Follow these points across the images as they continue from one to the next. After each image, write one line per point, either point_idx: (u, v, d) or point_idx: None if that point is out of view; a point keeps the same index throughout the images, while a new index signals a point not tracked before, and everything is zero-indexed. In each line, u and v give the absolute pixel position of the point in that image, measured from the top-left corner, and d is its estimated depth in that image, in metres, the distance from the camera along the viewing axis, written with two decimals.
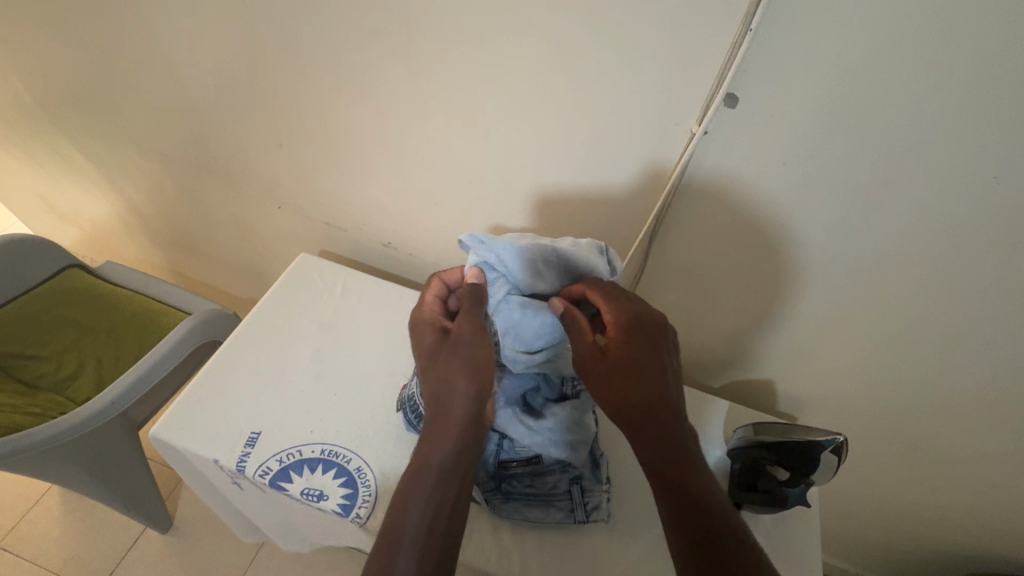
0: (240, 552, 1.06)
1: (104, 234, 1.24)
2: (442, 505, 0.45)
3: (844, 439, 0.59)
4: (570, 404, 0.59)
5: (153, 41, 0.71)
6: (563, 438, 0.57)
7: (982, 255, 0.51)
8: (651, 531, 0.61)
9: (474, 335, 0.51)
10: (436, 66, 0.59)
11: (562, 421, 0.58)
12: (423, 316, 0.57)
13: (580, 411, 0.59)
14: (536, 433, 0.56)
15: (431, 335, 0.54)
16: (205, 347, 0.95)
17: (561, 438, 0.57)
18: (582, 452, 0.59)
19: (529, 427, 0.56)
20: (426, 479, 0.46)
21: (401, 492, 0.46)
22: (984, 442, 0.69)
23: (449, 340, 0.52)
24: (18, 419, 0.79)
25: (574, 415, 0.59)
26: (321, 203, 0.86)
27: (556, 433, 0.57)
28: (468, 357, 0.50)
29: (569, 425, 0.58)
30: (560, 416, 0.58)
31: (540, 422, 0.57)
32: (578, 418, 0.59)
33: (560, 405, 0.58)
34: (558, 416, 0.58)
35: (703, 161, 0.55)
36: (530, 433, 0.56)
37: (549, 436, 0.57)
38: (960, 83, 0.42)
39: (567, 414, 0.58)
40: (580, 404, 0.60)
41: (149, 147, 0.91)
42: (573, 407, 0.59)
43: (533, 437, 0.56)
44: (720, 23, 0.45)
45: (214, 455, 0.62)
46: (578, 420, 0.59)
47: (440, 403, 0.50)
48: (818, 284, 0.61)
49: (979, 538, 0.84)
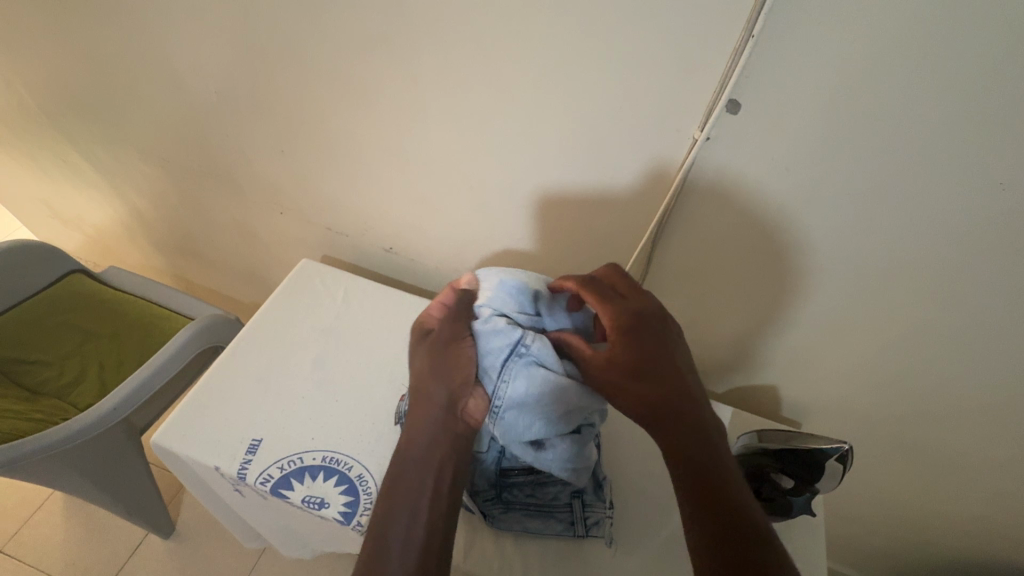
0: (241, 559, 1.05)
1: (107, 239, 1.25)
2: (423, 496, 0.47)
3: (850, 447, 0.57)
4: (571, 437, 0.53)
5: (157, 48, 0.72)
6: (565, 465, 0.54)
7: (986, 262, 0.51)
8: (655, 540, 0.60)
9: (451, 334, 0.55)
10: (437, 71, 0.59)
11: (563, 454, 0.53)
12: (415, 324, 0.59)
13: (582, 442, 0.55)
14: (534, 460, 0.53)
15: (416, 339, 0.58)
16: (208, 352, 0.95)
17: (563, 465, 0.53)
18: (583, 475, 0.56)
19: (527, 452, 0.52)
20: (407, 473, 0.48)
21: (387, 490, 0.48)
22: (990, 450, 0.69)
23: (429, 342, 0.56)
24: (19, 424, 0.79)
25: (577, 447, 0.54)
26: (322, 209, 0.86)
27: (556, 463, 0.53)
28: (453, 360, 0.53)
29: (571, 456, 0.53)
30: (561, 448, 0.53)
31: (540, 452, 0.52)
32: (582, 448, 0.54)
33: (562, 438, 0.52)
34: (559, 449, 0.53)
35: (705, 166, 0.54)
36: (530, 458, 0.53)
37: (550, 463, 0.53)
38: (968, 86, 0.41)
39: (568, 447, 0.53)
40: (582, 435, 0.55)
41: (152, 152, 0.91)
42: (575, 437, 0.54)
43: (530, 462, 0.53)
44: (720, 27, 0.45)
45: (215, 462, 0.62)
46: (580, 450, 0.55)
47: (422, 398, 0.53)
48: (822, 290, 0.61)
49: (986, 546, 0.82)
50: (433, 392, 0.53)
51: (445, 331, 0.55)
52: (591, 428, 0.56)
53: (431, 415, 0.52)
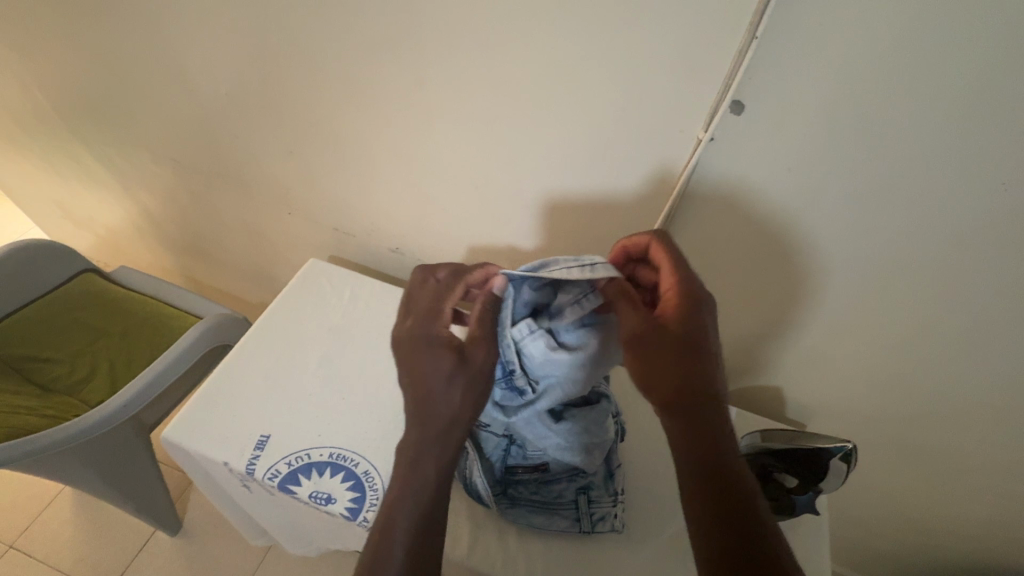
0: (248, 555, 1.06)
1: (118, 240, 1.26)
2: (432, 510, 0.44)
3: (854, 447, 0.58)
4: (588, 411, 0.57)
5: (170, 52, 0.73)
6: (579, 443, 0.56)
7: (992, 260, 0.51)
8: (660, 537, 0.61)
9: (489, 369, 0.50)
10: (444, 72, 0.59)
11: (582, 426, 0.56)
12: (424, 330, 0.51)
13: (601, 415, 0.58)
14: (553, 435, 0.55)
15: (438, 353, 0.48)
16: (216, 349, 0.96)
17: (578, 443, 0.56)
18: (597, 456, 0.58)
19: (547, 428, 0.55)
20: (416, 483, 0.44)
21: (391, 496, 0.44)
22: (998, 452, 0.68)
23: (462, 366, 0.48)
24: (32, 419, 0.80)
25: (595, 418, 0.57)
26: (330, 209, 0.86)
27: (573, 437, 0.55)
28: (482, 387, 0.49)
29: (587, 429, 0.56)
30: (579, 419, 0.56)
31: (559, 424, 0.55)
32: (598, 422, 0.57)
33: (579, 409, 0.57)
34: (577, 419, 0.56)
35: (709, 167, 0.55)
36: (549, 435, 0.55)
37: (567, 439, 0.55)
38: (966, 86, 0.41)
39: (587, 417, 0.57)
40: (600, 408, 0.58)
41: (163, 154, 0.92)
42: (593, 410, 0.57)
43: (550, 439, 0.55)
44: (726, 30, 0.45)
45: (224, 458, 0.63)
46: (598, 423, 0.58)
47: (434, 405, 0.46)
48: (830, 291, 0.60)
49: (992, 549, 0.82)
50: (444, 399, 0.46)
51: (477, 355, 0.49)
52: (606, 404, 0.59)
53: (457, 421, 0.46)
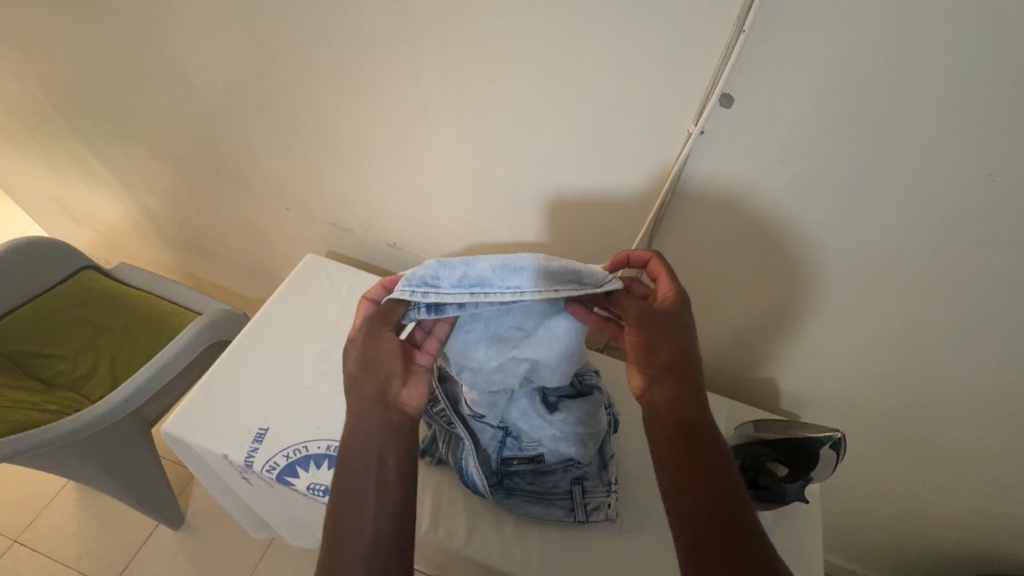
0: (250, 549, 1.07)
1: (118, 236, 1.27)
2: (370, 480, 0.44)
3: (843, 435, 0.59)
4: (581, 402, 0.59)
5: (167, 48, 0.73)
6: (574, 434, 0.57)
7: (980, 251, 0.51)
8: (655, 527, 0.61)
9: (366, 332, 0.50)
10: (437, 68, 0.60)
11: (575, 416, 0.58)
12: None
13: (594, 406, 0.60)
14: (549, 426, 0.57)
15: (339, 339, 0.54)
16: (216, 345, 0.97)
17: (573, 434, 0.57)
18: (592, 447, 0.59)
19: (542, 419, 0.57)
20: (347, 469, 0.45)
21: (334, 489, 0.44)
22: (992, 441, 0.68)
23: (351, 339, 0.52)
24: (34, 414, 0.81)
25: (588, 409, 0.59)
26: (328, 205, 0.87)
27: (568, 428, 0.57)
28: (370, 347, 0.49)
29: (581, 419, 0.58)
30: (573, 410, 0.58)
31: (553, 415, 0.57)
32: (593, 412, 0.59)
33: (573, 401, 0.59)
34: (570, 411, 0.58)
35: (700, 160, 0.55)
36: (544, 426, 0.57)
37: (562, 429, 0.57)
38: (950, 79, 0.42)
39: (581, 408, 0.59)
40: (592, 398, 0.60)
41: (161, 150, 0.93)
42: (585, 401, 0.59)
43: (545, 430, 0.57)
44: (715, 24, 0.46)
45: (223, 451, 0.63)
46: (592, 414, 0.59)
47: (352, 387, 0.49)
48: (822, 283, 0.61)
49: (987, 538, 0.82)
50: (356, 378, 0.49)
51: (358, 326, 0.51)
52: (599, 395, 0.61)
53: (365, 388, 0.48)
